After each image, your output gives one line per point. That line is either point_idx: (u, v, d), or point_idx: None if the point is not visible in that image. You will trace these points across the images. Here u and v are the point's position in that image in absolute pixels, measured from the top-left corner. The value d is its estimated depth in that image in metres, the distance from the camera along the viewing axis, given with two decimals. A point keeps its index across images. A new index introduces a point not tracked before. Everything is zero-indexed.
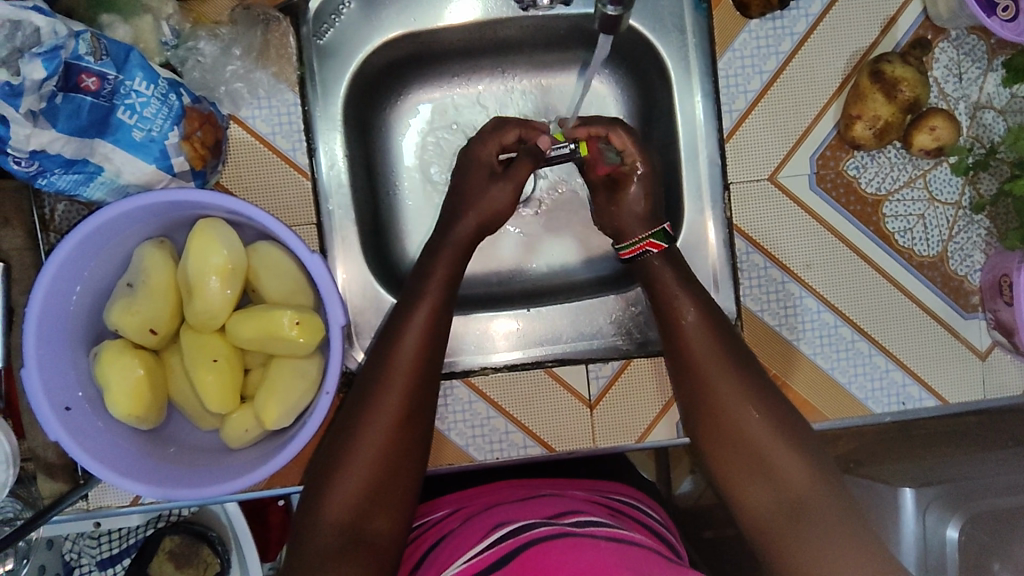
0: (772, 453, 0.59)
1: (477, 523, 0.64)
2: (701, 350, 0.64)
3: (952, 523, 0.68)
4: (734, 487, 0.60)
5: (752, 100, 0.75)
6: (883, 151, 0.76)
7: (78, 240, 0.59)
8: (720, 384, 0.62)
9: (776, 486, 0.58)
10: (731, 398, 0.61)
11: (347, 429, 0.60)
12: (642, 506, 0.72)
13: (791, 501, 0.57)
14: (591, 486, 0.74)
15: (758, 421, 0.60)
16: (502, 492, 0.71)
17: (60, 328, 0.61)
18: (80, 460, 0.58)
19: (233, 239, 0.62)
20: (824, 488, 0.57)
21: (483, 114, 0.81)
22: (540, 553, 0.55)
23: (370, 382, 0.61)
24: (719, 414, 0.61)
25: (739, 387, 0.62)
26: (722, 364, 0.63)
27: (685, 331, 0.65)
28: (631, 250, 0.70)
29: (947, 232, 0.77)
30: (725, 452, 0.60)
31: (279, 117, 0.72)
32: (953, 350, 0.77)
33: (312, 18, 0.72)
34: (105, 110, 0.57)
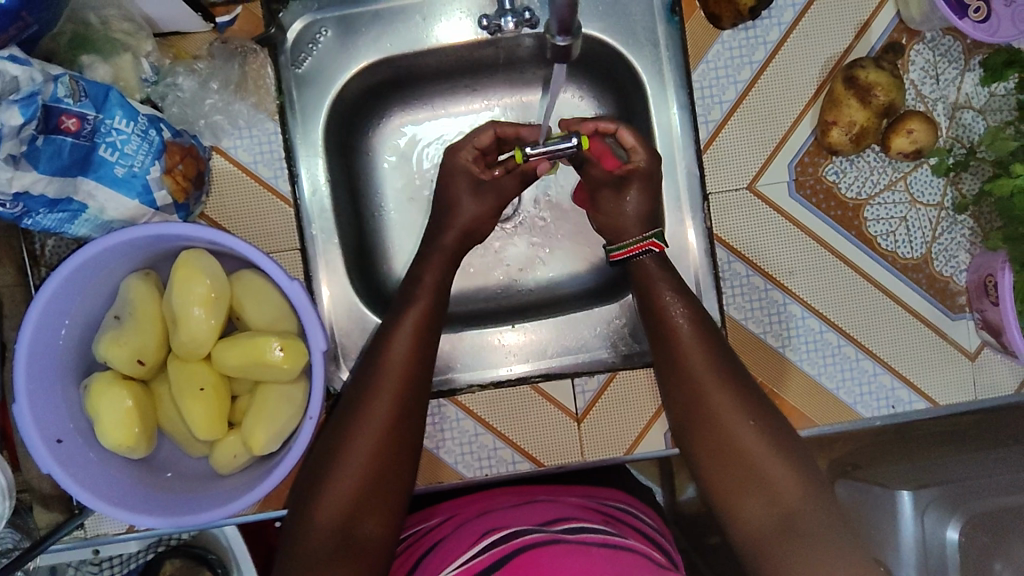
0: (765, 463, 0.59)
1: (468, 529, 0.65)
2: (692, 357, 0.63)
3: (953, 523, 0.66)
4: (724, 486, 0.60)
5: (727, 110, 0.76)
6: (862, 156, 0.76)
7: (64, 276, 0.60)
8: (713, 391, 0.62)
9: (769, 496, 0.58)
10: (719, 395, 0.61)
11: (329, 448, 0.60)
12: (635, 512, 0.72)
13: (784, 515, 0.57)
14: (581, 491, 0.75)
15: (750, 431, 0.60)
16: (493, 499, 0.72)
17: (50, 363, 0.62)
18: (71, 491, 0.59)
19: (216, 268, 0.63)
20: (816, 500, 0.57)
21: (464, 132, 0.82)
22: (528, 559, 0.55)
23: (351, 400, 0.62)
24: (712, 423, 0.61)
25: (734, 396, 0.61)
26: (708, 372, 0.63)
27: (679, 338, 0.65)
28: (626, 251, 0.70)
29: (930, 234, 0.76)
30: (716, 461, 0.60)
31: (260, 146, 0.73)
32: (942, 352, 0.77)
33: (289, 48, 0.74)
34: (85, 149, 0.58)
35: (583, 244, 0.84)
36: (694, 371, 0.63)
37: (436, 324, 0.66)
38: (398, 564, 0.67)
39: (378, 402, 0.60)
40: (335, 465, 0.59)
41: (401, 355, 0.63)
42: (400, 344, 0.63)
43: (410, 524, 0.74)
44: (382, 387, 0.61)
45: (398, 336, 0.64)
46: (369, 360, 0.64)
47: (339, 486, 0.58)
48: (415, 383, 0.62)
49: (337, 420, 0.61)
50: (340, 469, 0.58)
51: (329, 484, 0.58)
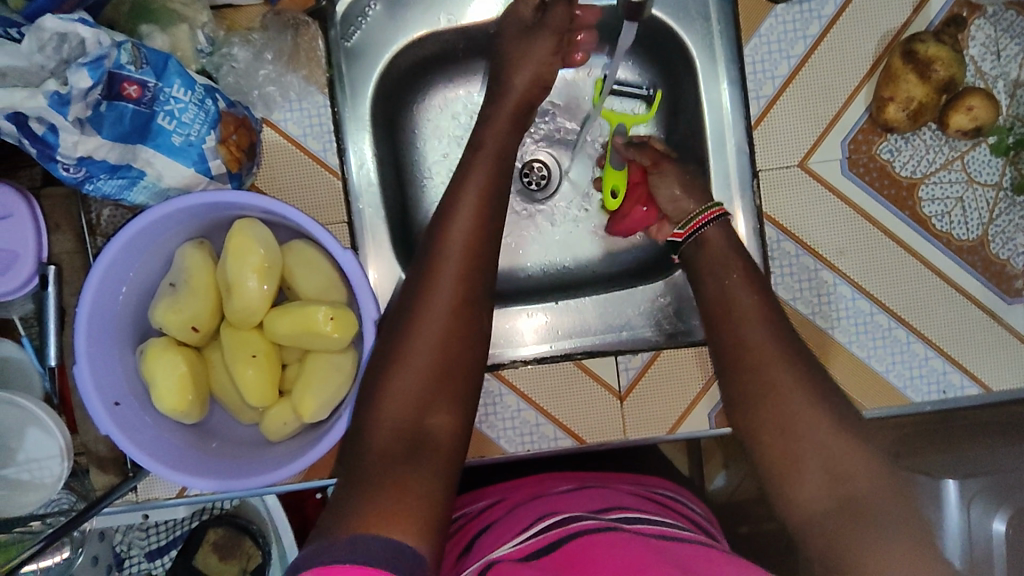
0: (821, 444, 0.54)
1: (523, 512, 0.65)
2: (760, 331, 0.60)
3: (999, 516, 0.69)
4: (786, 470, 0.54)
5: (780, 85, 0.74)
6: (917, 134, 0.74)
7: (123, 243, 0.61)
8: (770, 364, 0.57)
9: (831, 478, 0.52)
10: (781, 376, 0.57)
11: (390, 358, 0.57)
12: (687, 503, 0.72)
13: (847, 502, 0.51)
14: (632, 479, 0.74)
15: (806, 410, 0.55)
16: (542, 484, 0.72)
17: (108, 328, 0.63)
18: (129, 451, 0.61)
19: (268, 238, 0.64)
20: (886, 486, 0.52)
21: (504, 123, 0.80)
22: (586, 546, 0.55)
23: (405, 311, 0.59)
24: (765, 395, 0.57)
25: (791, 370, 0.57)
26: (757, 342, 0.59)
27: (731, 313, 0.62)
28: (694, 222, 0.70)
29: (987, 215, 0.74)
30: (768, 438, 0.56)
31: (310, 119, 0.74)
32: (996, 336, 0.75)
33: (339, 21, 0.74)
34: (146, 117, 0.59)
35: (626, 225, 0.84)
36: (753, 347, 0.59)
37: (488, 253, 0.62)
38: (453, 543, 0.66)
39: (424, 334, 0.57)
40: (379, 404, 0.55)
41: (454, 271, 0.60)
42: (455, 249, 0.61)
43: (462, 504, 0.74)
44: (429, 311, 0.58)
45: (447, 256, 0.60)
46: (406, 294, 0.60)
47: (405, 393, 0.55)
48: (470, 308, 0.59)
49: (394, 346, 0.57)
50: (404, 382, 0.55)
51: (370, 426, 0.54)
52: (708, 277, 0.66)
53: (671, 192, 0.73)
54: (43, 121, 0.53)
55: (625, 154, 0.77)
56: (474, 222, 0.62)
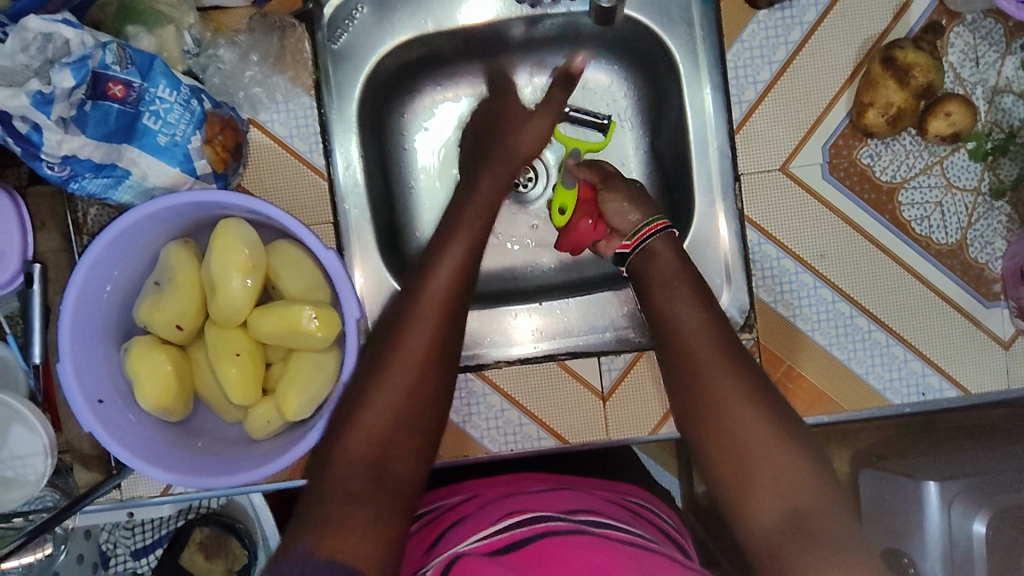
0: (767, 458, 0.53)
1: (499, 506, 0.66)
2: (702, 348, 0.60)
3: (979, 516, 0.64)
4: (740, 481, 0.54)
5: (762, 90, 0.75)
6: (897, 139, 0.75)
7: (109, 241, 0.61)
8: (717, 378, 0.58)
9: (778, 490, 0.52)
10: (727, 386, 0.57)
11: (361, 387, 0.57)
12: (659, 512, 0.73)
13: (794, 515, 0.51)
14: (608, 485, 0.75)
15: (749, 422, 0.55)
16: (516, 483, 0.73)
17: (93, 326, 0.64)
18: (111, 449, 0.61)
19: (254, 238, 0.65)
20: (833, 502, 0.51)
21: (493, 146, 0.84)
22: (552, 547, 0.56)
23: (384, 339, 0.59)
24: (704, 405, 0.57)
25: (737, 380, 0.57)
26: (702, 356, 0.59)
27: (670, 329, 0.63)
28: (637, 237, 0.70)
29: (965, 220, 0.75)
30: (716, 453, 0.56)
31: (296, 120, 0.74)
32: (975, 339, 0.76)
33: (326, 24, 0.74)
34: (131, 116, 0.60)
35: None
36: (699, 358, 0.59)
37: (468, 280, 0.63)
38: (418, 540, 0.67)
39: (398, 359, 0.57)
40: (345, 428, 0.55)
41: (435, 295, 0.60)
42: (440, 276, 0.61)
43: (433, 499, 0.75)
44: (404, 340, 0.58)
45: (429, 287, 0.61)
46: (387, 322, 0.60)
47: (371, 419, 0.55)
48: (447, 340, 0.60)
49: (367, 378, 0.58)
50: (369, 409, 0.55)
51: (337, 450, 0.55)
52: (656, 291, 0.66)
53: (620, 208, 0.74)
54: (27, 119, 0.54)
55: (578, 172, 0.78)
56: (459, 257, 0.62)
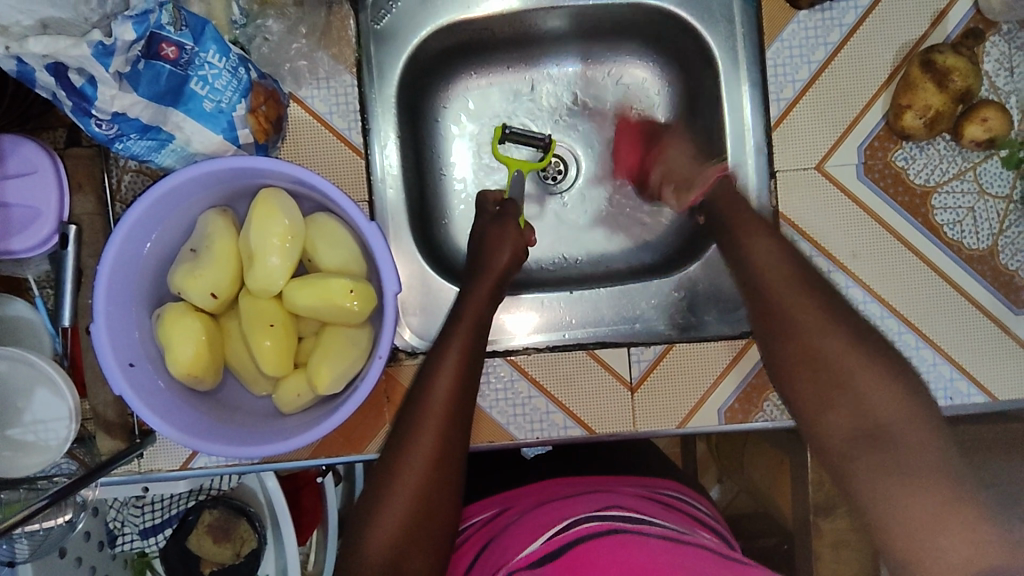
0: (854, 376, 0.56)
1: (528, 519, 0.67)
2: (782, 284, 0.62)
3: None
4: (814, 410, 0.58)
5: (799, 89, 0.76)
6: (931, 143, 0.76)
7: (150, 203, 0.61)
8: (788, 299, 0.61)
9: (856, 410, 0.55)
10: (797, 301, 0.60)
11: (375, 491, 0.59)
12: (694, 502, 0.75)
13: (872, 426, 0.54)
14: (636, 480, 0.77)
15: (836, 349, 0.57)
16: (548, 490, 0.75)
17: (128, 289, 0.63)
18: (141, 413, 0.60)
19: (294, 209, 0.64)
20: (911, 413, 0.54)
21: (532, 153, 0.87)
22: (587, 551, 0.56)
23: (396, 440, 0.61)
24: (778, 321, 0.61)
25: (811, 299, 0.60)
26: (783, 293, 0.61)
27: (758, 261, 0.64)
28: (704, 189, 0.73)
29: (997, 226, 0.75)
30: (798, 374, 0.59)
31: (336, 98, 0.74)
32: (1003, 346, 0.75)
33: (370, 5, 0.75)
34: (180, 79, 0.60)
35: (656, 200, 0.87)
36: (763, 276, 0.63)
37: (471, 382, 0.65)
38: (459, 554, 0.70)
39: (407, 464, 0.59)
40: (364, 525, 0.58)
41: (441, 396, 0.62)
42: (445, 374, 0.63)
43: (469, 514, 0.77)
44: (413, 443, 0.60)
45: (433, 392, 0.63)
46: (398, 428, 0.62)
47: (389, 521, 0.57)
48: (456, 433, 0.62)
49: (380, 477, 0.60)
50: (384, 512, 0.57)
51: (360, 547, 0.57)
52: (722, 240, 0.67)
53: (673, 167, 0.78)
54: (83, 72, 0.54)
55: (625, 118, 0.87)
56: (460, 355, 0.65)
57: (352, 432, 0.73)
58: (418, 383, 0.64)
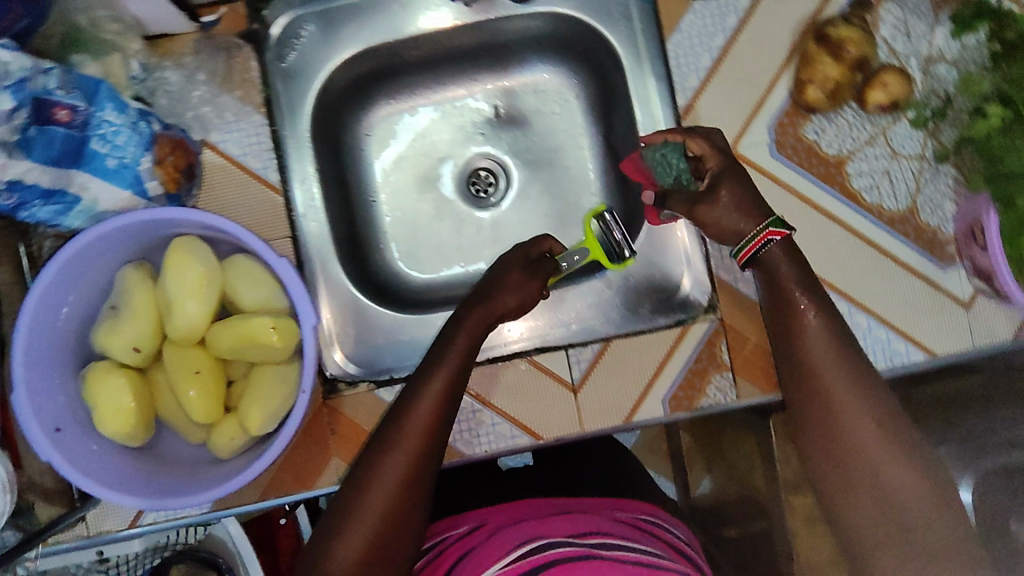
0: (887, 470, 0.55)
1: (503, 537, 0.66)
2: (817, 353, 0.59)
3: (965, 485, 0.81)
4: (837, 496, 0.57)
5: (704, 77, 0.77)
6: (840, 113, 0.76)
7: (60, 266, 0.61)
8: (830, 379, 0.58)
9: (879, 502, 0.55)
10: (837, 380, 0.58)
11: (338, 515, 0.59)
12: (666, 526, 0.74)
13: (892, 517, 0.55)
14: (612, 502, 0.75)
15: (874, 440, 0.56)
16: (523, 508, 0.72)
17: (48, 355, 0.63)
18: (71, 477, 0.59)
19: (208, 255, 0.65)
20: (931, 504, 0.54)
21: (490, 203, 0.90)
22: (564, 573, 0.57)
23: (366, 461, 0.60)
24: (817, 396, 0.59)
25: (847, 378, 0.58)
26: (822, 360, 0.59)
27: (802, 334, 0.61)
28: (747, 251, 0.64)
29: (913, 185, 0.77)
30: (825, 458, 0.58)
31: (248, 139, 0.74)
32: (934, 301, 0.77)
33: (274, 44, 0.76)
34: (78, 140, 0.61)
35: (587, 182, 0.89)
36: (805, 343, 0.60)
37: (453, 408, 0.62)
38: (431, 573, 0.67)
39: (375, 490, 0.58)
40: (325, 546, 0.57)
41: (420, 422, 0.60)
42: (427, 397, 0.61)
43: (437, 531, 0.74)
44: (383, 470, 0.58)
45: (411, 418, 0.60)
46: (369, 449, 0.61)
47: (351, 546, 0.57)
48: (429, 460, 0.60)
49: (346, 498, 0.59)
50: (345, 536, 0.57)
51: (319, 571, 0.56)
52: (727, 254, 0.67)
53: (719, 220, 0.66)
54: None
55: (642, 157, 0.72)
56: (446, 373, 0.62)
57: (298, 469, 0.73)
58: (396, 406, 0.62)
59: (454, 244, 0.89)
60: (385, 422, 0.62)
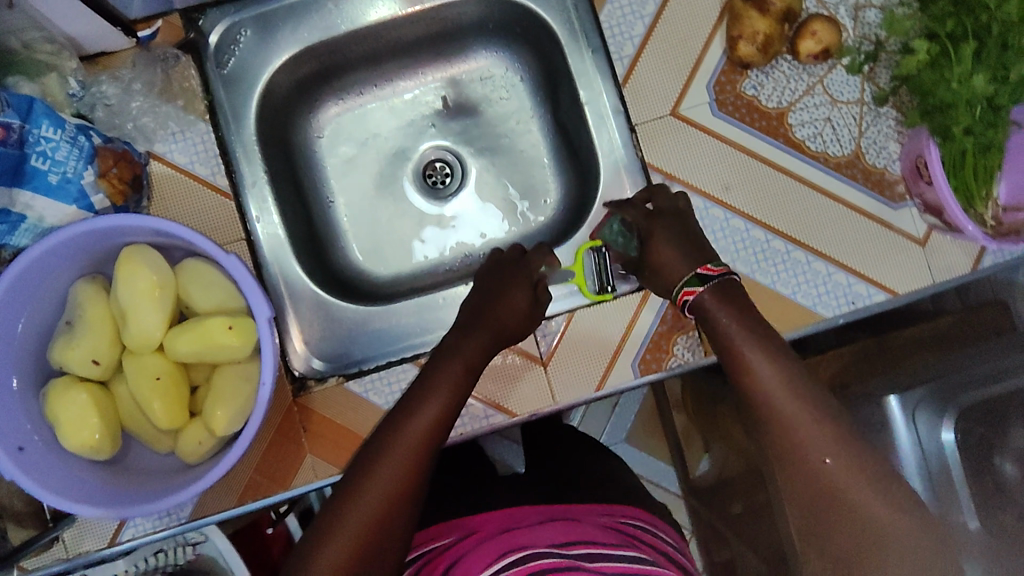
0: (852, 495, 0.55)
1: (490, 545, 0.64)
2: (763, 372, 0.60)
3: (946, 425, 0.78)
4: (820, 528, 0.57)
5: (639, 44, 0.78)
6: (775, 66, 0.78)
7: (8, 283, 0.60)
8: (782, 406, 0.58)
9: (854, 529, 0.55)
10: (789, 405, 0.58)
11: (324, 517, 0.59)
12: (657, 532, 0.72)
13: (874, 542, 0.54)
14: (602, 507, 0.73)
15: (835, 469, 0.56)
16: (514, 513, 0.71)
17: (5, 375, 0.63)
18: (36, 494, 0.59)
19: (160, 262, 0.65)
20: (906, 517, 0.54)
21: (452, 193, 0.90)
22: None
23: (357, 466, 0.61)
24: (773, 424, 0.58)
25: (798, 398, 0.58)
26: (772, 382, 0.59)
27: (754, 377, 0.60)
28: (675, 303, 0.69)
29: (856, 129, 0.78)
30: (798, 489, 0.57)
31: (194, 147, 0.75)
32: (890, 241, 0.77)
33: (213, 52, 0.77)
34: (17, 158, 0.61)
35: (540, 164, 0.89)
36: (750, 356, 0.61)
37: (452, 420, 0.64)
38: None
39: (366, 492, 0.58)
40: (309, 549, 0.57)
41: (418, 430, 0.62)
42: (429, 406, 0.63)
43: (423, 539, 0.73)
44: (377, 474, 0.59)
45: (410, 425, 0.62)
46: (362, 455, 0.62)
47: (337, 547, 0.57)
48: (424, 468, 0.61)
49: (334, 499, 0.60)
50: (331, 537, 0.57)
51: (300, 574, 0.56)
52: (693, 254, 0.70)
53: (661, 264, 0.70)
54: None
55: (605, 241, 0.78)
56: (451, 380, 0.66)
57: (275, 469, 0.73)
58: (395, 415, 0.64)
59: (415, 237, 0.89)
60: (379, 431, 0.63)
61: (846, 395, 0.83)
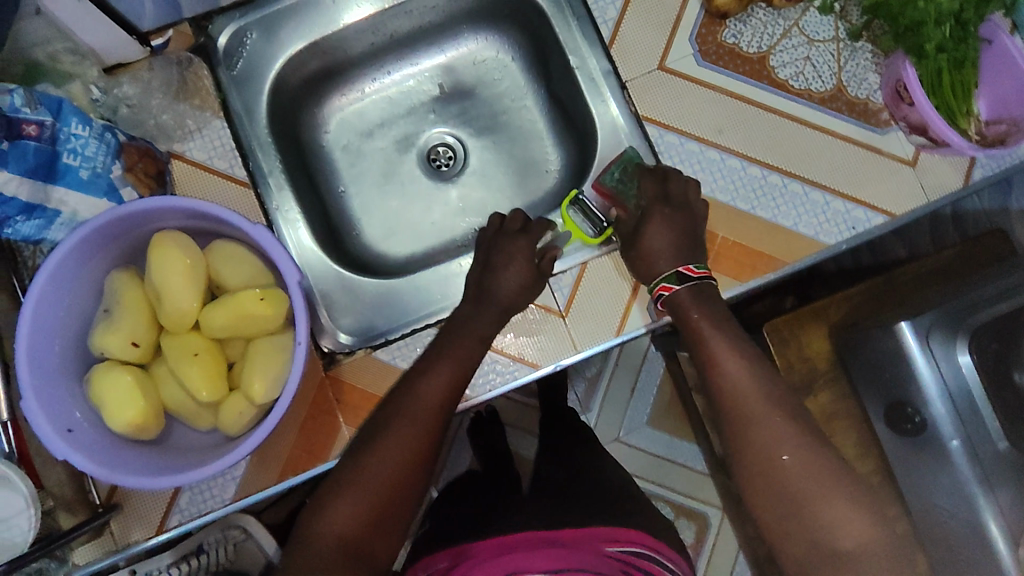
0: (821, 505, 0.59)
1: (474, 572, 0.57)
2: (729, 369, 0.66)
3: (961, 349, 0.75)
4: (775, 532, 0.62)
5: (621, 7, 0.83)
6: (752, 15, 0.82)
7: (50, 272, 0.64)
8: (749, 406, 0.64)
9: (809, 539, 0.60)
10: (755, 405, 0.63)
11: (344, 474, 0.61)
12: (656, 558, 0.65)
13: (827, 551, 0.59)
14: (590, 531, 0.65)
15: (798, 469, 0.61)
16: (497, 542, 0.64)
17: (51, 364, 0.66)
18: (86, 469, 0.61)
19: (189, 243, 0.68)
20: (859, 523, 0.59)
21: (456, 176, 0.94)
22: None
23: (374, 429, 0.64)
24: (735, 421, 0.64)
25: (764, 399, 0.64)
26: (736, 379, 0.65)
27: (720, 374, 0.66)
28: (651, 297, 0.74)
29: (835, 65, 0.81)
30: (758, 492, 0.62)
31: (212, 143, 0.79)
32: (881, 165, 0.80)
33: (222, 55, 0.81)
34: (49, 153, 0.65)
35: (539, 137, 0.93)
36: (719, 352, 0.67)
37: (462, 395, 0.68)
38: None
39: (384, 449, 0.62)
40: (326, 504, 0.60)
41: (434, 400, 0.66)
42: (440, 374, 0.67)
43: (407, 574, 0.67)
44: (396, 433, 0.63)
45: (425, 393, 0.66)
46: (376, 421, 0.65)
47: (358, 500, 0.59)
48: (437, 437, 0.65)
49: (352, 458, 0.63)
50: (351, 490, 0.60)
51: (319, 531, 0.58)
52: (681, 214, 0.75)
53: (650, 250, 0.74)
54: None
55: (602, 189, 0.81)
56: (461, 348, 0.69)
57: (311, 442, 0.75)
58: (407, 386, 0.67)
59: (425, 219, 0.92)
60: (392, 399, 0.67)
61: (853, 333, 0.84)
